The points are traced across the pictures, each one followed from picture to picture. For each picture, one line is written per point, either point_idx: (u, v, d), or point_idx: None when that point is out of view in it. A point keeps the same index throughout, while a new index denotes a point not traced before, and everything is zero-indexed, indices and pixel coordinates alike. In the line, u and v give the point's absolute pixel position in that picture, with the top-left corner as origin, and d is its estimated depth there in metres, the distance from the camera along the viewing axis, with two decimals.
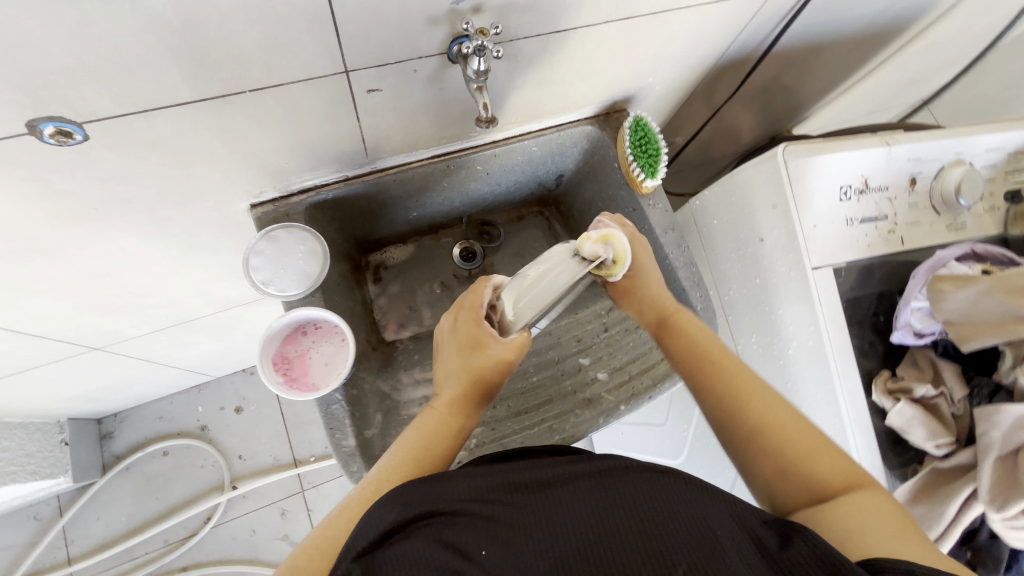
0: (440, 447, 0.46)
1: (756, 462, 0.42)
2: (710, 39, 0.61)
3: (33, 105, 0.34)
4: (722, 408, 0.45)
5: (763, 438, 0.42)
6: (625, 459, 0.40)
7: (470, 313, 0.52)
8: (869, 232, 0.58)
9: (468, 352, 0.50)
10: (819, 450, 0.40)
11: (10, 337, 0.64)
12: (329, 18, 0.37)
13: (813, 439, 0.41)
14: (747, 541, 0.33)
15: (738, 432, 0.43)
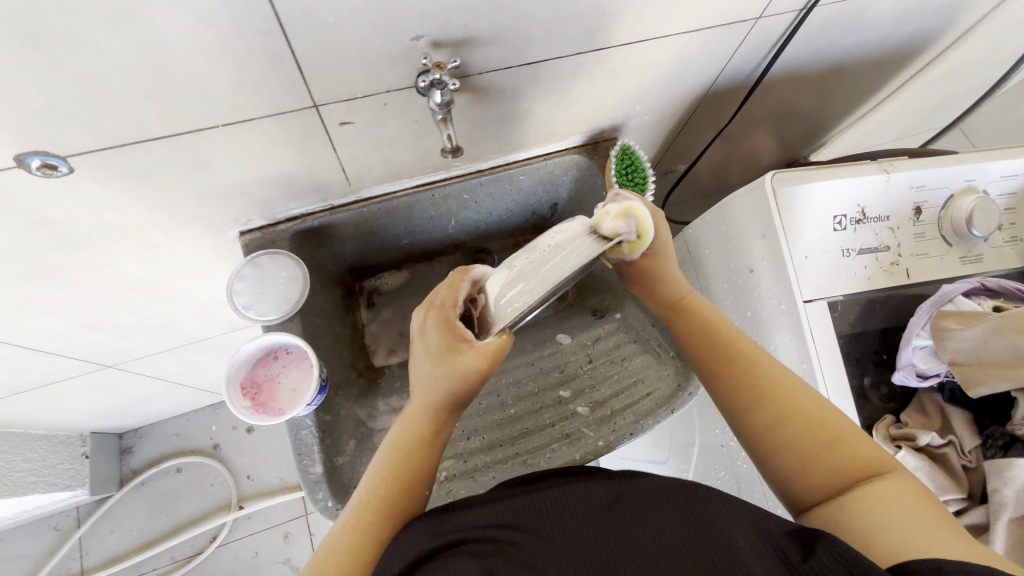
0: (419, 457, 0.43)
1: (770, 451, 0.39)
2: (696, 66, 0.60)
3: (18, 141, 0.37)
4: (733, 385, 0.42)
5: (777, 419, 0.39)
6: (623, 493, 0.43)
7: (444, 314, 0.45)
8: (868, 264, 0.54)
9: (440, 358, 0.43)
10: (837, 435, 0.37)
11: (25, 353, 0.68)
12: (290, 56, 0.39)
13: (821, 416, 0.38)
14: (768, 551, 0.35)
15: (749, 415, 0.40)
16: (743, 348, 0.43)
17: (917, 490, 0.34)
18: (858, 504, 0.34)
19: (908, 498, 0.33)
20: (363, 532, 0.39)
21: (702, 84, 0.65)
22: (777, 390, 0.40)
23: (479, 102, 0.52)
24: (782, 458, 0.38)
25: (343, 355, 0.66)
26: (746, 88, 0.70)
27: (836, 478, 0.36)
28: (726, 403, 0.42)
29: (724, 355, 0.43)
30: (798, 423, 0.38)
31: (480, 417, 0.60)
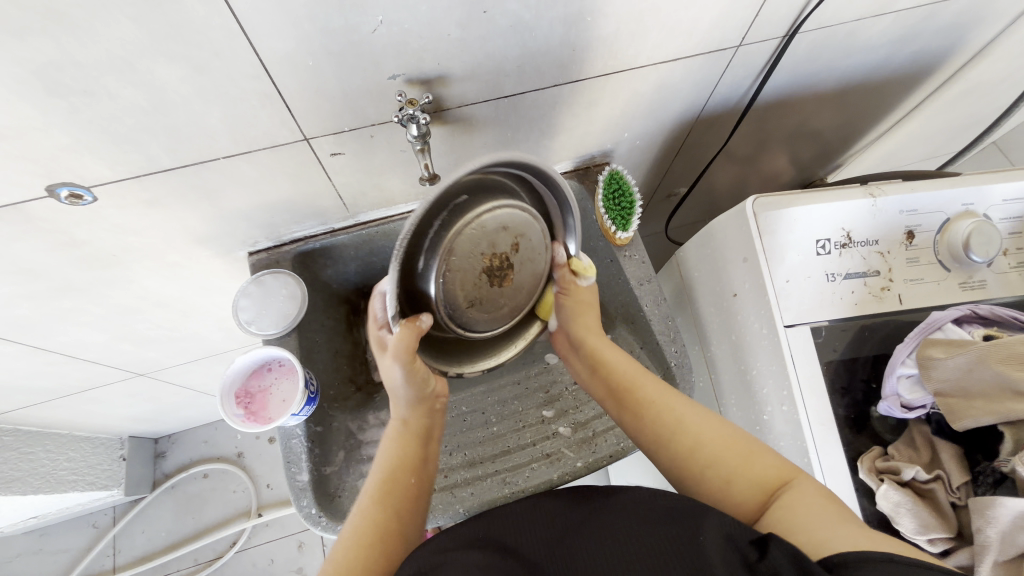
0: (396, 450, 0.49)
1: (692, 478, 0.45)
2: (681, 93, 0.61)
3: (49, 174, 0.43)
4: (643, 425, 0.48)
5: (690, 446, 0.45)
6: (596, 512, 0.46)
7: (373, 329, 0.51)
8: (856, 289, 0.53)
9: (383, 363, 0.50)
10: (745, 454, 0.43)
11: (66, 360, 0.75)
12: (278, 96, 0.43)
13: (725, 435, 0.44)
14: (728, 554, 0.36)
15: (668, 448, 0.46)
16: (647, 399, 0.49)
17: (821, 493, 0.38)
18: (778, 511, 0.39)
19: (813, 497, 0.38)
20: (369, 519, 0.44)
21: (690, 110, 0.66)
22: (681, 420, 0.46)
23: (463, 134, 0.56)
24: (701, 483, 0.44)
25: (341, 369, 0.68)
26: (738, 112, 0.71)
27: (755, 493, 0.41)
28: (644, 444, 0.49)
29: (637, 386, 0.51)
30: (706, 447, 0.44)
31: (464, 434, 0.62)
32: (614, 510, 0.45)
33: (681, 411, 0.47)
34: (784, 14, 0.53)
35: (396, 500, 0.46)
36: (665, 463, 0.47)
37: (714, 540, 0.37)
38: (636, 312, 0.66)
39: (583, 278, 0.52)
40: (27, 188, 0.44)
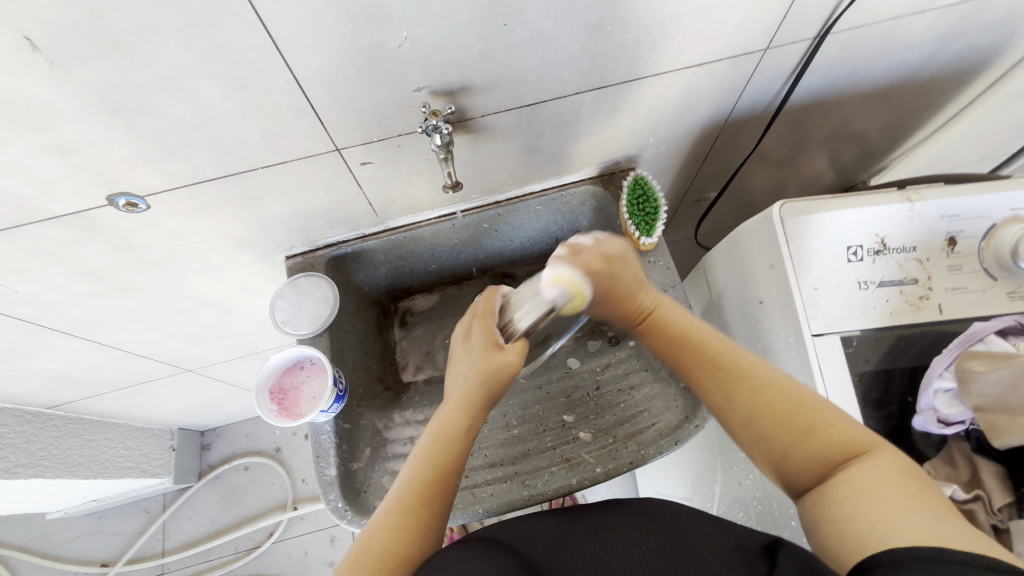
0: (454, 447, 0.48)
1: (755, 442, 0.42)
2: (707, 97, 0.61)
3: (109, 184, 0.48)
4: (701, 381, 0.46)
5: (752, 410, 0.42)
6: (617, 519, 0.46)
7: (488, 323, 0.58)
8: (891, 298, 0.51)
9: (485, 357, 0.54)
10: (811, 418, 0.40)
11: (124, 355, 0.82)
12: (311, 110, 0.46)
13: (793, 401, 0.41)
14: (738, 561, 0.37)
15: (727, 410, 0.44)
16: (716, 351, 0.46)
17: (891, 471, 0.36)
18: (837, 487, 0.37)
19: (883, 474, 0.35)
20: (396, 520, 0.42)
21: (717, 114, 0.65)
22: (757, 380, 0.43)
23: (487, 142, 0.57)
24: (766, 449, 0.41)
25: (370, 369, 0.71)
26: (768, 115, 0.69)
27: (816, 464, 0.39)
28: (718, 405, 0.45)
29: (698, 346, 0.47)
30: (772, 413, 0.41)
31: (485, 435, 0.64)
32: (626, 521, 0.45)
33: (764, 377, 0.43)
34: (814, 14, 0.52)
35: (430, 505, 0.43)
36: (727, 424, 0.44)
37: (723, 556, 0.38)
38: None
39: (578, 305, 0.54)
40: (90, 197, 0.48)
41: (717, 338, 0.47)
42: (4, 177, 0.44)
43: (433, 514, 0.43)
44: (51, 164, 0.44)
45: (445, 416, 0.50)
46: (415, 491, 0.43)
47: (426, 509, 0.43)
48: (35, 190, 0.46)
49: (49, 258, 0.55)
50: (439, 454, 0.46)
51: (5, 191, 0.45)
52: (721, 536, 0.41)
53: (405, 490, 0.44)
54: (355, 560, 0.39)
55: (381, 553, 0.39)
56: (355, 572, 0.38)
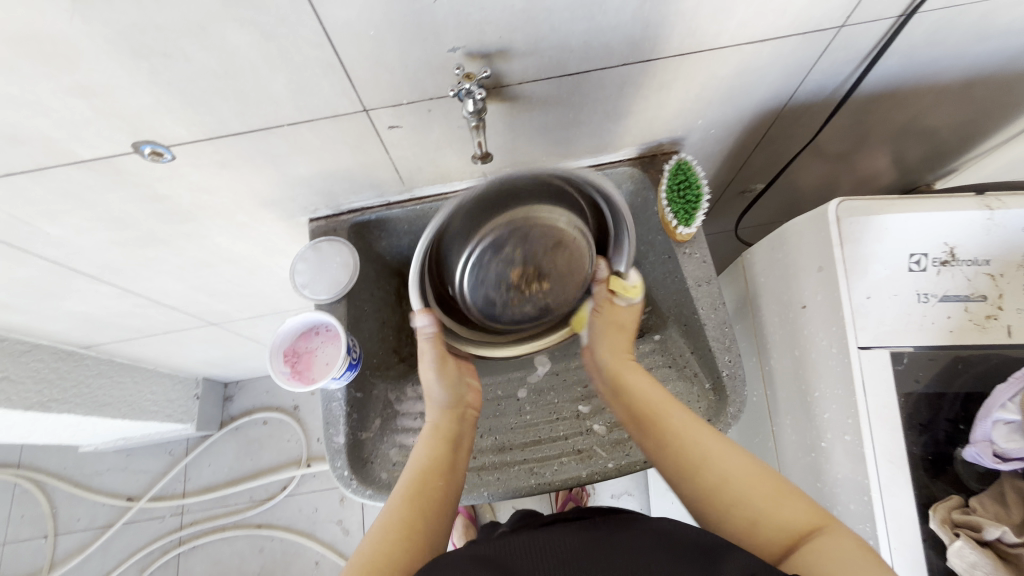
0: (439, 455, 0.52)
1: (720, 511, 0.44)
2: (768, 77, 0.55)
3: (134, 131, 0.47)
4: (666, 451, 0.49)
5: (716, 482, 0.45)
6: (632, 533, 0.43)
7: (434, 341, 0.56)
8: (954, 314, 0.46)
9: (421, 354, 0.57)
10: (778, 495, 0.42)
11: (151, 303, 0.83)
12: (339, 65, 0.44)
13: (757, 481, 0.44)
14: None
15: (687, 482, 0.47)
16: (675, 426, 0.49)
17: (856, 542, 0.37)
18: (813, 554, 0.37)
19: (844, 543, 0.37)
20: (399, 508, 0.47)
21: (777, 97, 0.60)
22: (711, 455, 0.46)
23: (523, 113, 0.54)
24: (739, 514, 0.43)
25: (387, 340, 0.70)
26: (833, 102, 0.63)
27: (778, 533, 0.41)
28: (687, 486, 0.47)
29: (661, 419, 0.50)
30: (743, 484, 0.44)
31: (497, 418, 0.62)
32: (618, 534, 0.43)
33: (708, 444, 0.47)
34: None
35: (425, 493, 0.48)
36: (690, 500, 0.47)
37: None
38: (690, 314, 0.62)
39: (622, 298, 0.59)
40: (116, 144, 0.48)
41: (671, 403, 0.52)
42: (32, 117, 0.43)
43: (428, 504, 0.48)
44: (76, 107, 0.43)
45: (429, 425, 0.56)
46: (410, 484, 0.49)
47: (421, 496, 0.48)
48: (62, 133, 0.46)
49: (78, 203, 0.55)
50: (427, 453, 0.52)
51: (33, 131, 0.45)
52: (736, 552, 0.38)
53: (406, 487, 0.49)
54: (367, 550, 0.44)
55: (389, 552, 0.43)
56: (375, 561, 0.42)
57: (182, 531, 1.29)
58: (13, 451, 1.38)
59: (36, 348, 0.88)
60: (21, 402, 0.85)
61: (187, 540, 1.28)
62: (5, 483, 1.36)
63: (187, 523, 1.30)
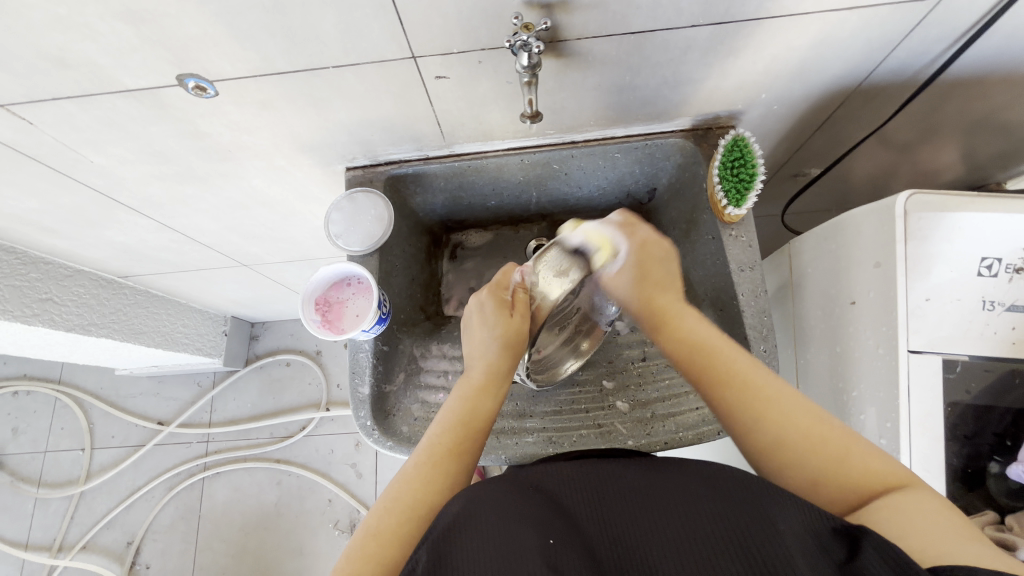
0: (476, 420, 0.50)
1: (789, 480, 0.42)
2: (848, 51, 0.51)
3: (179, 63, 0.46)
4: (726, 403, 0.46)
5: (775, 450, 0.43)
6: (650, 471, 0.44)
7: (501, 298, 0.58)
8: (1019, 326, 0.43)
9: (493, 324, 0.57)
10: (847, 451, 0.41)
11: (186, 240, 0.85)
12: (391, 7, 0.41)
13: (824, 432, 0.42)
14: (812, 545, 0.35)
15: (752, 434, 0.44)
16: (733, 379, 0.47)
17: (938, 504, 0.36)
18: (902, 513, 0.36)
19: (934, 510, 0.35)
20: (429, 473, 0.45)
21: (852, 76, 0.55)
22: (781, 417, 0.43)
23: (577, 71, 0.51)
24: (795, 476, 0.42)
25: (414, 297, 0.71)
26: (914, 84, 0.58)
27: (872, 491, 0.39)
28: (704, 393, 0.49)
29: (714, 376, 0.48)
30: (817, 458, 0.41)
31: (520, 386, 0.63)
32: (655, 471, 0.43)
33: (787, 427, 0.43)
34: None
35: (461, 459, 0.47)
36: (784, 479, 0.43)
37: (805, 559, 0.34)
38: (729, 299, 0.60)
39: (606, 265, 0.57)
40: (161, 75, 0.47)
41: (733, 369, 0.47)
42: (79, 41, 0.43)
43: (463, 464, 0.47)
44: (123, 33, 0.42)
45: (468, 381, 0.54)
46: (447, 446, 0.47)
47: (456, 461, 0.46)
48: (108, 60, 0.45)
49: (121, 134, 0.55)
50: (472, 410, 0.51)
51: (79, 55, 0.44)
52: (787, 505, 0.37)
53: (435, 446, 0.47)
54: (377, 516, 0.42)
55: (409, 503, 0.43)
56: (391, 513, 0.42)
57: (207, 457, 1.36)
58: (55, 368, 1.46)
59: (78, 274, 0.92)
60: (62, 323, 0.90)
61: (211, 466, 1.36)
62: (46, 397, 1.45)
63: (212, 451, 1.37)
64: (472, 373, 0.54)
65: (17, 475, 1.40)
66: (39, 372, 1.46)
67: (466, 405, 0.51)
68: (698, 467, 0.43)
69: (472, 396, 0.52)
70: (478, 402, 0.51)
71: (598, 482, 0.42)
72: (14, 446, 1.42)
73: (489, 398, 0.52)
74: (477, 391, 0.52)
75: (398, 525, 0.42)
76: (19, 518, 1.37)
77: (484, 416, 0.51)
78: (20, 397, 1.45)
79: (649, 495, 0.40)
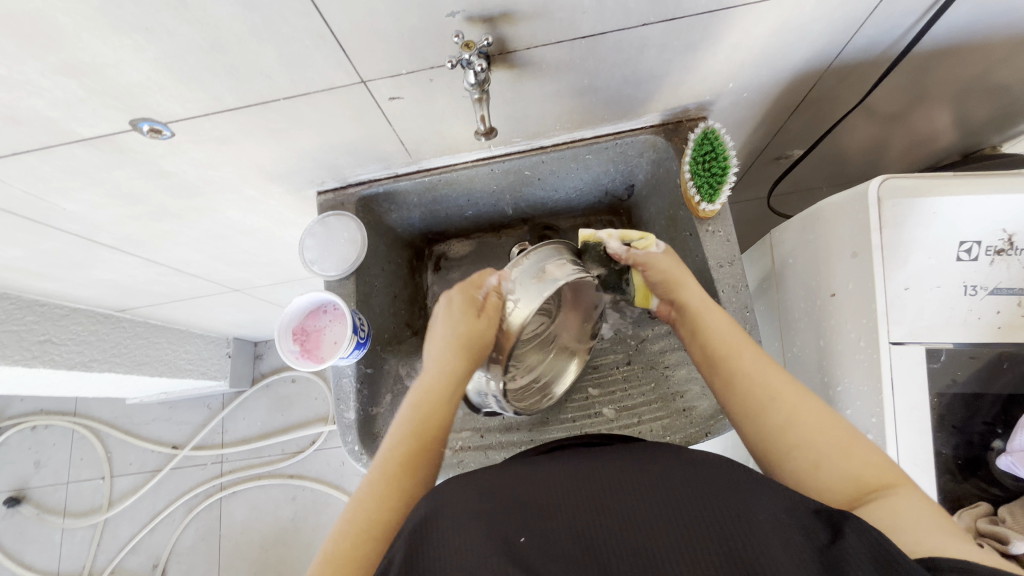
0: (431, 428, 0.49)
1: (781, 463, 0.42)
2: (812, 35, 0.49)
3: (129, 110, 0.46)
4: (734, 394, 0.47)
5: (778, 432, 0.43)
6: (617, 459, 0.42)
7: (467, 295, 0.57)
8: (1004, 309, 0.42)
9: (458, 323, 0.55)
10: (847, 446, 0.40)
11: (174, 272, 0.86)
12: (330, 35, 0.41)
13: (822, 428, 0.41)
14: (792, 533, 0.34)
15: (760, 420, 0.44)
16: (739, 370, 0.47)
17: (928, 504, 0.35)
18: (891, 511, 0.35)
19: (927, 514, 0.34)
20: (384, 490, 0.44)
21: (820, 57, 0.53)
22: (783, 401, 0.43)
23: (531, 79, 0.49)
24: (792, 463, 0.41)
25: (398, 313, 0.71)
26: (888, 59, 0.56)
27: (849, 484, 0.38)
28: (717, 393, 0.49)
29: (732, 357, 0.48)
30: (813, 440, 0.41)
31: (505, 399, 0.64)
32: (629, 460, 0.41)
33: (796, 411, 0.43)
34: None
35: (416, 472, 0.46)
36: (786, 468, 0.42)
37: (789, 550, 0.32)
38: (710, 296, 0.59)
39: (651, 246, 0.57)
40: (114, 123, 0.47)
41: (746, 354, 0.48)
42: (25, 97, 0.42)
43: (419, 477, 0.46)
44: (68, 86, 0.42)
45: (424, 385, 0.53)
46: (402, 461, 0.46)
47: (412, 474, 0.46)
48: (58, 113, 0.45)
49: (88, 180, 0.55)
50: (427, 419, 0.50)
51: (29, 111, 0.44)
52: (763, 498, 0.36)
53: (390, 460, 0.46)
54: (332, 541, 0.41)
55: (365, 524, 0.41)
56: (344, 536, 0.41)
57: (222, 478, 1.39)
58: (69, 401, 1.49)
59: (74, 312, 0.93)
60: (63, 362, 0.92)
61: (227, 486, 1.38)
62: (64, 430, 1.48)
63: (226, 471, 1.40)
64: (427, 378, 0.53)
65: (43, 507, 1.44)
66: (54, 406, 1.49)
67: (423, 412, 0.50)
68: (672, 457, 0.41)
69: (427, 403, 0.51)
70: (433, 409, 0.51)
71: (572, 476, 0.40)
72: (37, 480, 1.46)
73: (446, 402, 0.52)
74: (434, 398, 0.51)
75: (353, 550, 0.40)
76: (48, 548, 1.41)
77: (439, 426, 0.50)
78: (39, 431, 1.49)
79: (624, 485, 0.38)
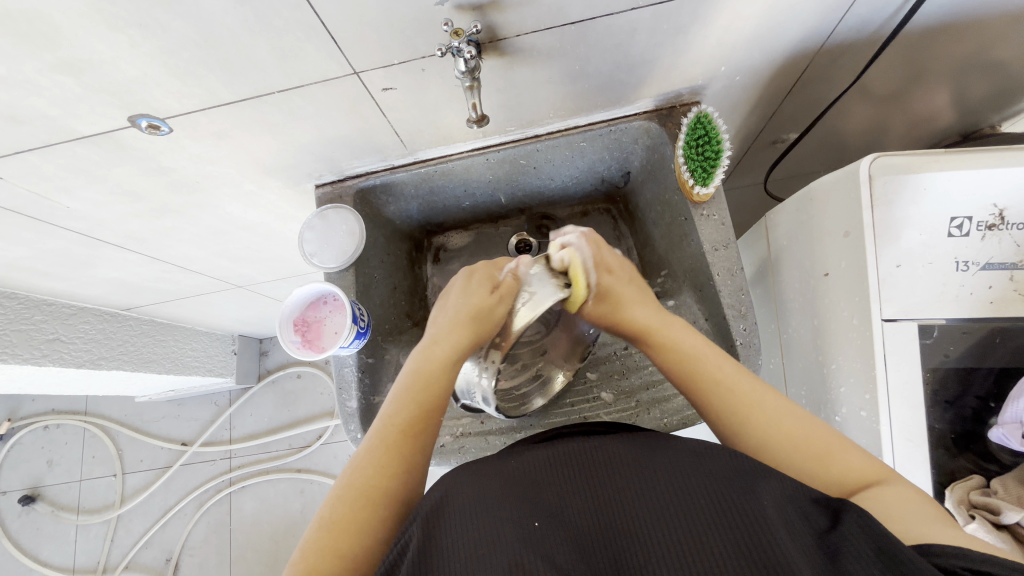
0: (432, 396, 0.49)
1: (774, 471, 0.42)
2: (803, 15, 0.49)
3: (127, 106, 0.46)
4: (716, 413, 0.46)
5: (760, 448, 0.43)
6: (625, 443, 0.42)
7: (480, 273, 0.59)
8: (996, 284, 0.42)
9: (469, 293, 0.57)
10: (836, 449, 0.40)
11: (178, 269, 0.87)
12: (321, 27, 0.41)
13: (808, 435, 0.42)
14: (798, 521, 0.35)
15: (742, 436, 0.44)
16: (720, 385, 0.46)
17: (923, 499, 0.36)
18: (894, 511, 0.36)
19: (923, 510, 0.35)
20: (382, 458, 0.45)
21: (812, 38, 0.53)
22: (765, 417, 0.43)
23: (523, 66, 0.50)
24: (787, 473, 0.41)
25: (398, 304, 0.71)
26: (880, 38, 0.56)
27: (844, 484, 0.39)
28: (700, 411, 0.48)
29: (706, 379, 0.47)
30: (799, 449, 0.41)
31: None
32: (639, 446, 0.42)
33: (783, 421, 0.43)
34: None
35: (413, 440, 0.46)
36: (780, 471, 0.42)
37: (793, 536, 0.33)
38: (706, 280, 0.59)
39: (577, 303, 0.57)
40: (113, 119, 0.48)
41: (724, 369, 0.47)
42: (26, 96, 0.43)
43: (417, 444, 0.46)
44: (66, 84, 0.43)
45: (428, 354, 0.53)
46: (399, 428, 0.47)
47: (410, 442, 0.46)
48: (58, 111, 0.46)
49: (89, 178, 0.56)
50: (427, 386, 0.50)
51: (29, 109, 0.45)
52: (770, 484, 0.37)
53: (389, 428, 0.47)
54: (329, 506, 0.42)
55: (360, 491, 0.43)
56: (340, 504, 0.42)
57: (231, 473, 1.41)
58: (80, 400, 1.52)
59: (81, 311, 0.94)
60: (73, 360, 0.93)
61: (236, 481, 1.40)
62: (75, 428, 1.51)
63: (236, 466, 1.42)
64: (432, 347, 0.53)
65: (58, 505, 1.47)
66: (65, 405, 1.52)
67: (424, 380, 0.50)
68: (682, 445, 0.42)
69: (428, 370, 0.51)
70: (433, 378, 0.51)
71: (585, 460, 0.41)
72: (51, 478, 1.49)
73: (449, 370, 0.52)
74: (435, 367, 0.51)
75: (347, 517, 0.41)
76: (64, 545, 1.44)
77: (440, 394, 0.50)
78: (51, 430, 1.51)
79: (633, 470, 0.39)
